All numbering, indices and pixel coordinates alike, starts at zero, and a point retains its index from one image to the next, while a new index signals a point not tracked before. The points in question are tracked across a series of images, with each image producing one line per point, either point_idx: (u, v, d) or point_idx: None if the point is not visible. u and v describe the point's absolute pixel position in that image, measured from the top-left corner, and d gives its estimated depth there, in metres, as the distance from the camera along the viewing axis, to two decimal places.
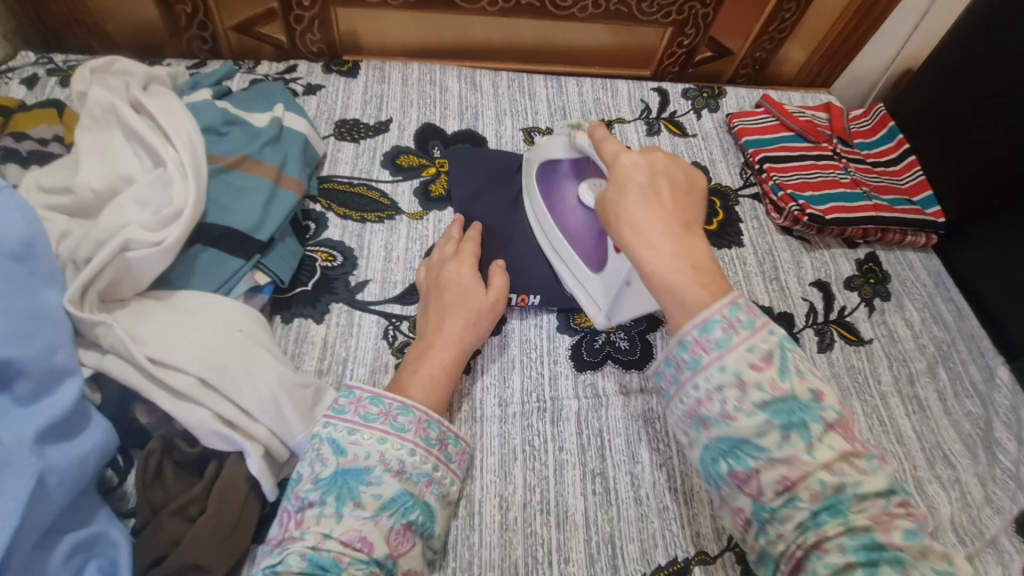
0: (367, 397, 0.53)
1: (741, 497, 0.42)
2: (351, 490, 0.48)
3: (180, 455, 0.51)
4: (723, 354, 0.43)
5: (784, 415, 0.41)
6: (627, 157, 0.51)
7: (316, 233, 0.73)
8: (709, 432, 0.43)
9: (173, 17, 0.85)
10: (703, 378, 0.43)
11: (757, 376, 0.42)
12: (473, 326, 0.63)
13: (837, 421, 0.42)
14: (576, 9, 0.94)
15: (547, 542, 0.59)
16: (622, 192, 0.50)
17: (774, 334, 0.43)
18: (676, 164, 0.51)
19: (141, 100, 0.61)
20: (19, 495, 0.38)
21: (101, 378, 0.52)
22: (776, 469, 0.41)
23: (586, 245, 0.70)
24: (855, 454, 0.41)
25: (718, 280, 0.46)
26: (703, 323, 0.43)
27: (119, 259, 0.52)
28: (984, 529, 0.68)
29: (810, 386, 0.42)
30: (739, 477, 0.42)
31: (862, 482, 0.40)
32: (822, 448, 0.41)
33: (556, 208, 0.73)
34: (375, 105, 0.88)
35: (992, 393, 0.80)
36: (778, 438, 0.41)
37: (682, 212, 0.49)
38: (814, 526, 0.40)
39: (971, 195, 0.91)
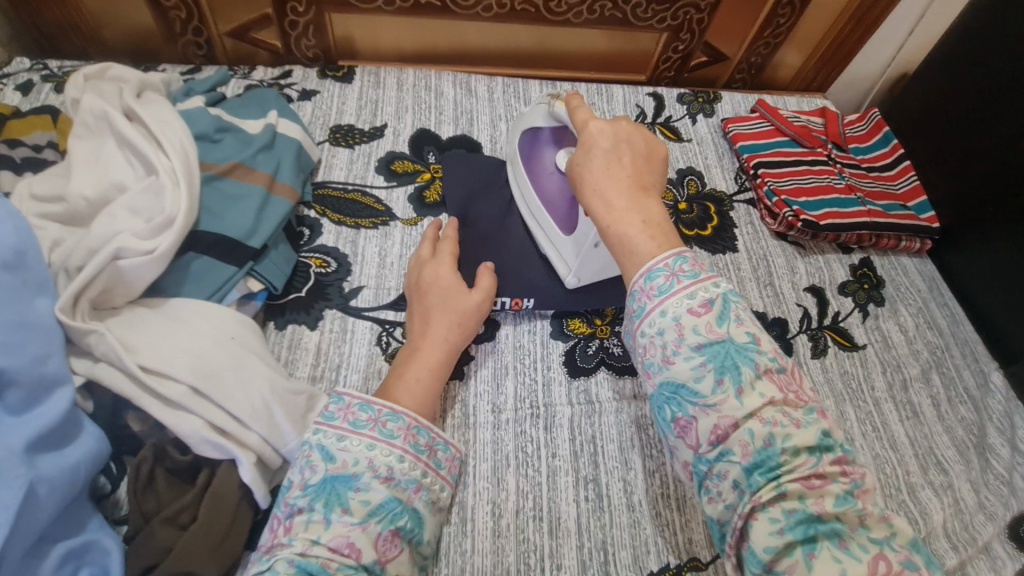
0: (356, 403, 0.54)
1: (683, 448, 0.44)
2: (339, 496, 0.48)
3: (172, 463, 0.51)
4: (664, 299, 0.46)
5: (720, 358, 0.43)
6: (594, 125, 0.56)
7: (310, 239, 0.74)
8: (654, 378, 0.46)
9: (168, 24, 0.85)
10: (647, 324, 0.46)
11: (694, 321, 0.45)
12: (459, 327, 0.64)
13: (773, 370, 0.44)
14: (571, 15, 0.94)
15: (539, 548, 0.59)
16: (588, 155, 0.55)
17: (717, 287, 0.47)
18: (638, 133, 0.56)
19: (134, 108, 0.61)
20: (9, 506, 0.38)
21: (93, 386, 0.52)
22: (709, 417, 0.42)
23: (558, 209, 0.72)
24: (790, 405, 0.43)
25: (673, 237, 0.50)
26: (647, 272, 0.47)
27: (111, 268, 0.52)
28: (977, 535, 0.68)
29: (746, 330, 0.45)
30: (680, 424, 0.44)
31: (794, 436, 0.41)
32: (753, 394, 0.42)
33: (533, 172, 0.75)
34: (371, 110, 0.88)
35: (986, 398, 0.80)
36: (712, 383, 0.43)
37: (639, 175, 0.53)
38: (748, 488, 0.40)
39: (965, 200, 0.91)
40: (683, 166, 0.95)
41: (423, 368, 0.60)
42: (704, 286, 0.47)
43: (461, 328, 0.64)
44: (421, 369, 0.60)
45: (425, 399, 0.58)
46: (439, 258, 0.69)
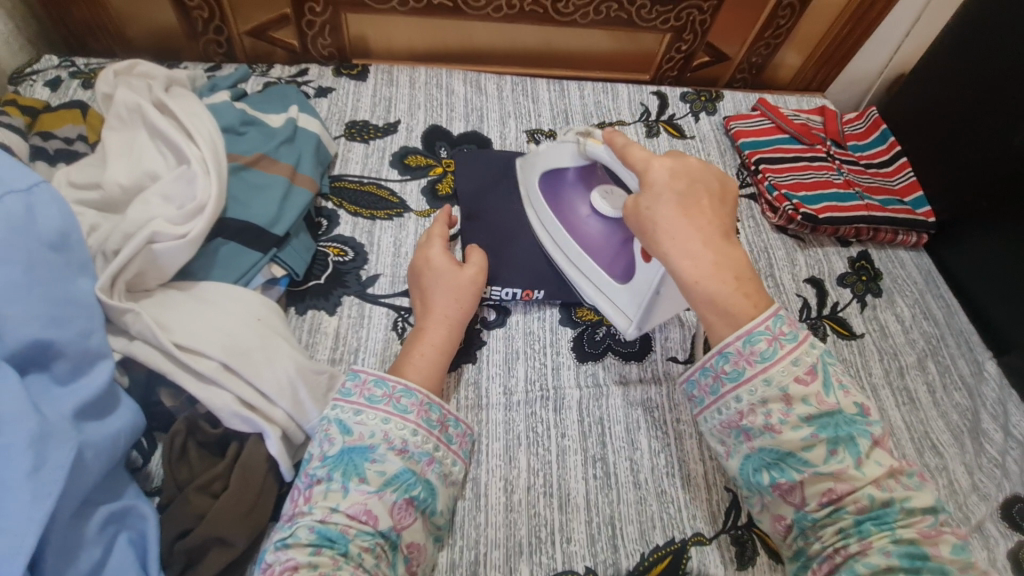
0: (372, 379, 0.56)
1: (785, 505, 0.50)
2: (356, 466, 0.51)
3: (203, 436, 0.54)
4: (768, 366, 0.51)
5: (830, 429, 0.49)
6: (658, 166, 0.56)
7: (328, 229, 0.76)
8: (753, 442, 0.51)
9: (190, 23, 0.88)
10: (747, 390, 0.51)
11: (802, 391, 0.50)
12: (457, 301, 0.67)
13: (880, 439, 0.50)
14: (578, 16, 0.97)
15: (550, 522, 0.61)
16: (658, 199, 0.55)
17: (815, 348, 0.51)
18: (708, 170, 0.57)
19: (165, 101, 0.65)
20: (63, 464, 0.41)
21: (129, 363, 0.55)
22: (821, 482, 0.48)
23: (606, 253, 0.72)
24: (899, 472, 0.49)
25: (762, 294, 0.54)
26: (748, 335, 0.52)
27: (146, 251, 0.55)
28: (971, 515, 0.70)
29: (853, 401, 0.50)
30: (782, 486, 0.49)
31: (911, 497, 0.47)
32: (870, 463, 0.48)
33: (568, 219, 0.74)
34: (384, 107, 0.91)
35: (980, 386, 0.83)
36: (824, 452, 0.48)
37: (719, 220, 0.55)
38: (858, 533, 0.46)
39: (961, 195, 0.94)
40: None
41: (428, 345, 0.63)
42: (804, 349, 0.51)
43: (465, 308, 0.67)
44: (426, 347, 0.63)
45: (430, 373, 0.61)
46: (435, 246, 0.71)
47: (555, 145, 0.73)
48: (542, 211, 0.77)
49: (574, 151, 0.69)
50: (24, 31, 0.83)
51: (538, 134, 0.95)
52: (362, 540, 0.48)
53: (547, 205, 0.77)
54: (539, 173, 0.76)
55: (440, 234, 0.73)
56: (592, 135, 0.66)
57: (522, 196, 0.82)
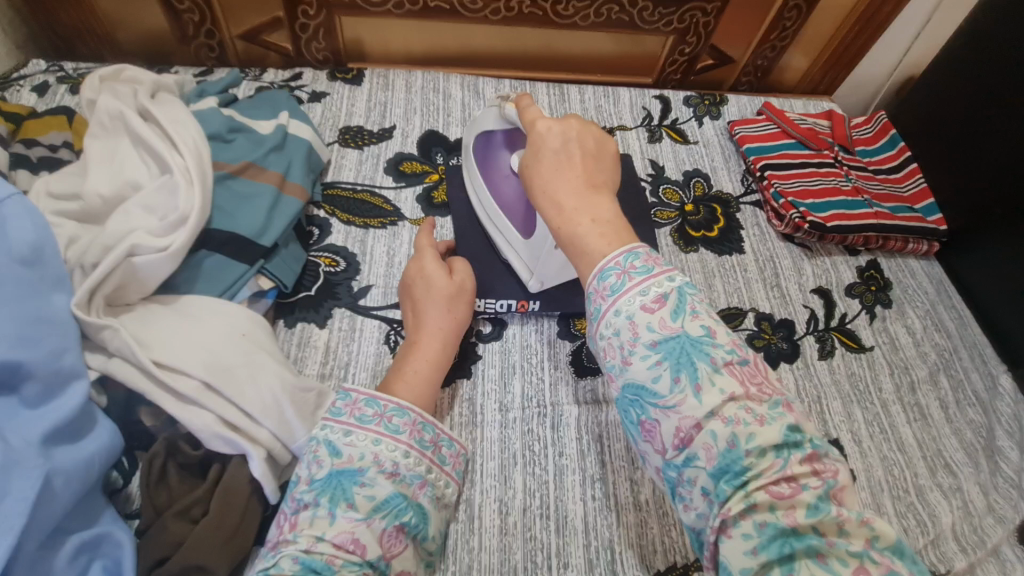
0: (363, 399, 0.54)
1: (652, 454, 0.42)
2: (344, 491, 0.48)
3: (184, 458, 0.52)
4: (617, 298, 0.44)
5: (675, 356, 0.42)
6: (541, 123, 0.55)
7: (319, 239, 0.74)
8: (616, 382, 0.44)
9: (181, 26, 0.87)
10: (604, 326, 0.45)
11: (647, 317, 0.43)
12: (449, 312, 0.64)
13: (731, 363, 0.42)
14: (578, 18, 0.95)
15: (546, 547, 0.59)
16: (536, 155, 0.54)
17: (669, 278, 0.45)
18: (588, 131, 0.55)
19: (150, 108, 0.62)
20: (27, 496, 0.39)
21: (107, 381, 0.53)
22: (671, 418, 0.41)
23: (517, 211, 0.71)
24: (753, 400, 0.41)
25: (626, 233, 0.49)
26: (600, 272, 0.46)
27: (125, 264, 0.53)
28: (987, 538, 0.67)
29: (701, 323, 0.43)
30: (644, 429, 0.42)
31: (757, 434, 0.39)
32: (712, 390, 0.40)
33: (490, 176, 0.74)
34: (380, 112, 0.89)
35: (994, 401, 0.80)
36: (670, 381, 0.41)
37: (590, 174, 0.52)
38: (716, 498, 0.38)
39: (973, 203, 0.91)
40: (690, 168, 0.95)
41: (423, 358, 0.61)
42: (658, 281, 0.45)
43: (457, 318, 0.65)
44: (419, 360, 0.61)
45: (423, 389, 0.59)
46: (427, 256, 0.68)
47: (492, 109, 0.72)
48: (473, 172, 0.77)
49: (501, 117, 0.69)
50: (12, 35, 0.82)
51: None
52: (349, 571, 0.45)
53: (477, 165, 0.76)
54: (477, 134, 0.75)
55: (428, 245, 0.70)
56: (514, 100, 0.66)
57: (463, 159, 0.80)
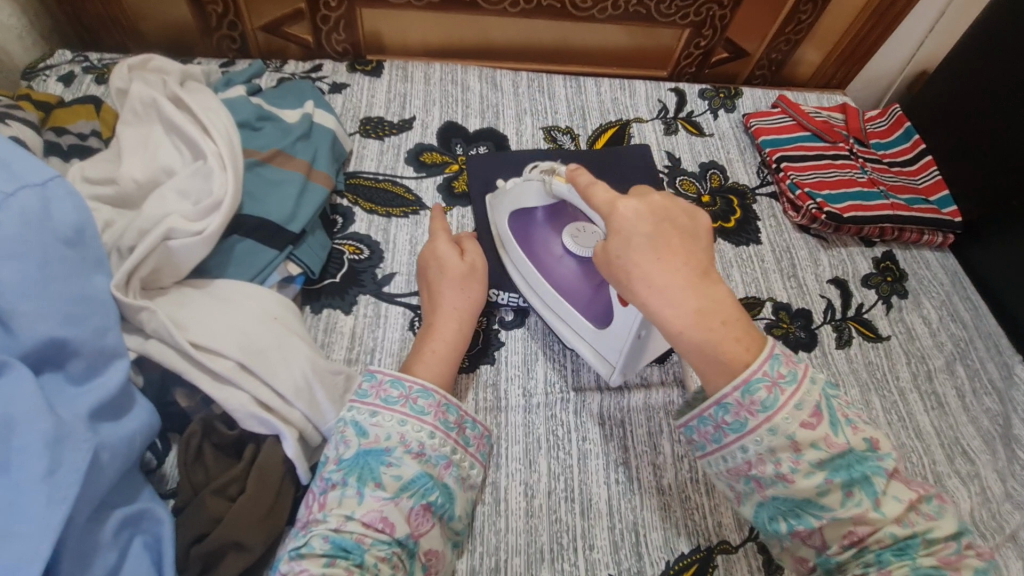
0: (388, 380, 0.55)
1: (805, 549, 0.45)
2: (371, 470, 0.49)
3: (219, 437, 0.53)
4: (771, 415, 0.44)
5: (843, 471, 0.43)
6: (625, 205, 0.49)
7: (343, 226, 0.75)
8: (766, 491, 0.45)
9: (204, 18, 0.87)
10: (753, 440, 0.45)
11: (809, 435, 0.44)
12: (463, 290, 0.65)
13: (895, 469, 0.44)
14: (596, 11, 0.96)
15: (571, 529, 0.60)
16: (628, 246, 0.48)
17: (816, 385, 0.45)
18: (674, 204, 0.50)
19: (180, 95, 0.63)
20: (79, 467, 0.40)
21: (143, 361, 0.54)
22: (841, 526, 0.43)
23: (583, 295, 0.67)
24: (919, 500, 0.44)
25: (751, 330, 0.47)
26: (746, 384, 0.45)
27: (161, 248, 0.54)
28: (1005, 524, 0.68)
29: (863, 437, 0.45)
30: (800, 534, 0.44)
31: (932, 528, 0.42)
32: (888, 500, 0.43)
33: (542, 260, 0.70)
34: (399, 103, 0.90)
35: (1010, 390, 0.81)
36: (841, 497, 0.43)
37: (694, 258, 0.48)
38: (877, 562, 0.42)
39: (988, 194, 0.92)
40: (706, 160, 0.96)
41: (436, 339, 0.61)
42: (804, 388, 0.45)
43: (473, 298, 0.65)
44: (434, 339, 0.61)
45: (440, 368, 0.59)
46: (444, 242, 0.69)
47: (524, 184, 0.69)
48: (515, 257, 0.72)
49: (542, 189, 0.66)
50: (37, 26, 0.83)
51: (555, 131, 0.94)
52: (378, 549, 0.46)
53: (520, 249, 0.71)
54: (510, 212, 0.72)
55: (442, 228, 0.70)
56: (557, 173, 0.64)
57: (497, 242, 0.76)
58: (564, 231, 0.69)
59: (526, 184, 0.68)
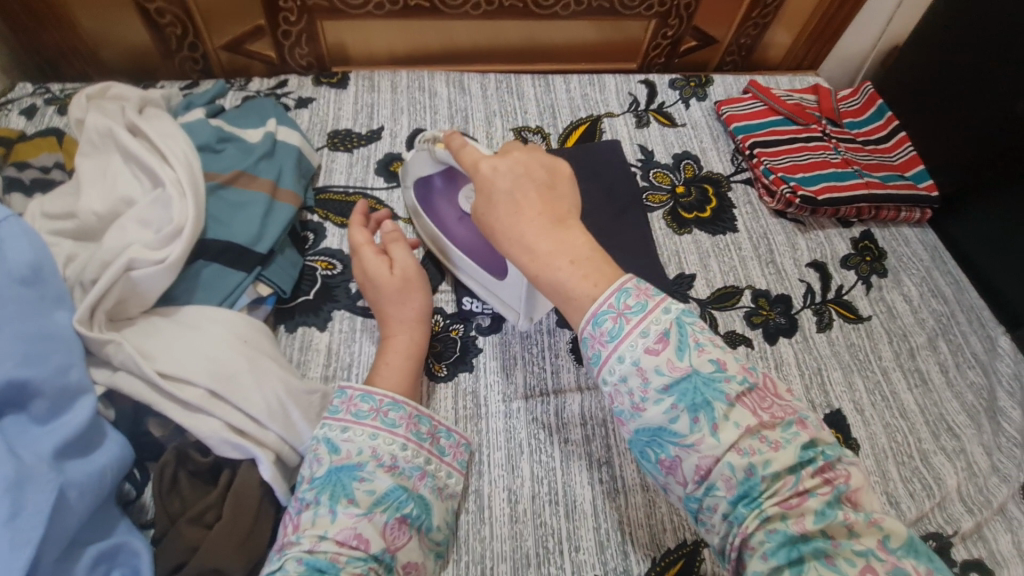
0: (358, 395, 0.55)
1: (674, 485, 0.44)
2: (344, 487, 0.49)
3: (194, 465, 0.53)
4: (618, 344, 0.44)
5: (688, 395, 0.42)
6: (485, 165, 0.52)
7: (315, 243, 0.75)
8: (629, 425, 0.45)
9: (164, 40, 0.87)
10: (608, 372, 0.45)
11: (653, 360, 0.43)
12: (405, 301, 0.64)
13: (744, 393, 0.43)
14: (559, 8, 0.95)
15: (556, 532, 0.60)
16: (490, 203, 0.51)
17: (667, 313, 0.45)
18: (536, 159, 0.53)
19: (138, 123, 0.63)
20: (42, 509, 0.40)
21: (114, 395, 0.53)
22: (692, 456, 0.42)
23: (480, 253, 0.69)
24: (767, 427, 0.43)
25: (608, 267, 0.48)
26: (593, 317, 0.46)
27: (124, 279, 0.54)
28: (992, 497, 0.68)
29: (708, 358, 0.44)
30: (664, 464, 0.44)
31: (773, 459, 0.41)
32: (728, 427, 0.42)
33: (443, 223, 0.72)
34: (367, 114, 0.90)
35: (994, 362, 0.80)
36: (687, 421, 0.42)
37: (551, 206, 0.51)
38: (735, 520, 0.41)
39: (964, 166, 0.92)
40: (679, 151, 0.96)
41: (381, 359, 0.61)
42: (656, 318, 0.45)
43: (418, 305, 0.65)
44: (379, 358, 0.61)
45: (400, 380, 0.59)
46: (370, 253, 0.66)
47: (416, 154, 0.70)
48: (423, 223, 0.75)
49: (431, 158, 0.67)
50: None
51: (526, 131, 0.93)
52: (354, 566, 0.46)
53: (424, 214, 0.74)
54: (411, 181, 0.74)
55: (365, 242, 0.66)
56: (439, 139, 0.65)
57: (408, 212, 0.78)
58: (458, 194, 0.71)
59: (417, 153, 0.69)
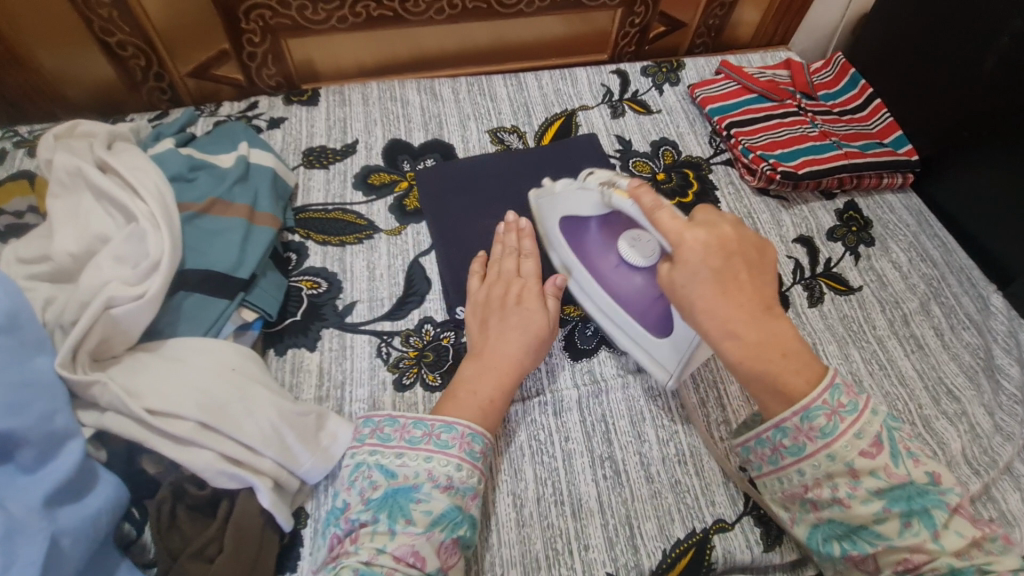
0: (411, 422, 0.57)
1: (860, 571, 0.50)
2: (401, 507, 0.51)
3: (192, 499, 0.52)
4: (832, 441, 0.49)
5: (902, 501, 0.47)
6: (693, 239, 0.52)
7: (298, 263, 0.74)
8: (820, 512, 0.51)
9: (129, 73, 0.85)
10: (807, 463, 0.50)
11: (868, 463, 0.48)
12: (535, 348, 0.65)
13: (959, 506, 0.48)
14: (523, 5, 0.94)
15: (564, 532, 0.59)
16: (693, 277, 0.52)
17: (878, 415, 0.49)
18: (744, 241, 0.54)
19: (107, 159, 0.62)
20: (35, 559, 0.40)
21: (104, 435, 0.53)
22: (896, 553, 0.47)
23: (639, 306, 0.66)
24: (984, 538, 0.47)
25: (812, 362, 0.52)
26: (807, 410, 0.50)
27: (104, 318, 0.53)
28: (998, 457, 0.68)
29: (924, 470, 0.48)
30: (854, 557, 0.49)
31: (994, 562, 0.45)
32: (949, 534, 0.46)
33: (594, 266, 0.69)
34: (340, 129, 0.89)
35: (988, 321, 0.80)
36: (899, 525, 0.47)
37: (760, 294, 0.53)
38: None
39: (941, 128, 0.91)
40: (657, 138, 0.96)
41: (488, 384, 0.62)
42: (866, 418, 0.50)
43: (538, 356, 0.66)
44: (485, 384, 0.62)
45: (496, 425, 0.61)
46: (521, 274, 0.70)
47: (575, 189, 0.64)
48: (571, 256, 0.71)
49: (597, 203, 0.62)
50: None
51: (501, 132, 0.93)
52: None
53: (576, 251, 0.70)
54: (558, 216, 0.69)
55: (530, 274, 0.70)
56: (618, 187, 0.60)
57: (543, 238, 0.74)
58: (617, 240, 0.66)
59: (580, 189, 0.63)
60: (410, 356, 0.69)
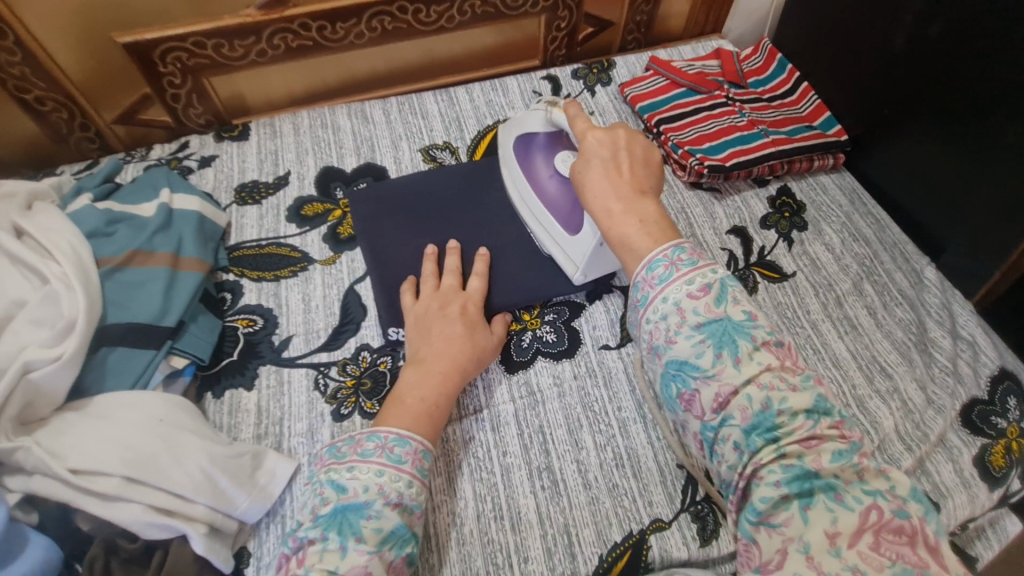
0: (364, 436, 0.55)
1: (692, 420, 0.47)
2: (352, 524, 0.48)
3: (125, 553, 0.53)
4: (665, 287, 0.49)
5: (717, 334, 0.46)
6: (592, 136, 0.61)
7: (233, 303, 0.75)
8: (661, 359, 0.48)
9: (53, 128, 0.86)
10: (651, 311, 0.49)
11: (693, 303, 0.48)
12: (477, 360, 0.66)
13: (770, 342, 0.46)
14: (444, 21, 0.94)
15: (504, 546, 0.60)
16: (588, 164, 0.60)
17: (715, 272, 0.49)
18: (637, 141, 0.60)
19: (20, 224, 0.63)
20: None
21: (34, 498, 0.54)
22: (711, 386, 0.45)
23: (561, 209, 0.74)
24: (787, 372, 0.45)
25: (667, 230, 0.54)
26: (648, 264, 0.51)
27: (24, 383, 0.54)
28: (930, 431, 0.70)
29: (743, 309, 0.47)
30: (684, 397, 0.46)
31: (790, 398, 0.43)
32: (751, 363, 0.45)
33: (532, 176, 0.77)
34: (272, 161, 0.90)
35: (921, 295, 0.81)
36: (712, 356, 0.45)
37: (637, 181, 0.58)
38: (749, 449, 0.43)
39: (865, 107, 0.92)
40: None
41: (433, 387, 0.61)
42: (703, 273, 0.49)
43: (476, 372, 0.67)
44: (431, 387, 0.61)
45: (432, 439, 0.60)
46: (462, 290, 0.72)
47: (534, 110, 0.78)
48: (512, 171, 0.81)
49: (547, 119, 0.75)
50: None
51: (434, 149, 0.94)
52: None
53: (516, 166, 0.80)
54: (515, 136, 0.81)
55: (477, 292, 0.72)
56: (557, 106, 0.73)
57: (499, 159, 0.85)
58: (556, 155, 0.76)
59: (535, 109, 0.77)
60: (347, 386, 0.69)
